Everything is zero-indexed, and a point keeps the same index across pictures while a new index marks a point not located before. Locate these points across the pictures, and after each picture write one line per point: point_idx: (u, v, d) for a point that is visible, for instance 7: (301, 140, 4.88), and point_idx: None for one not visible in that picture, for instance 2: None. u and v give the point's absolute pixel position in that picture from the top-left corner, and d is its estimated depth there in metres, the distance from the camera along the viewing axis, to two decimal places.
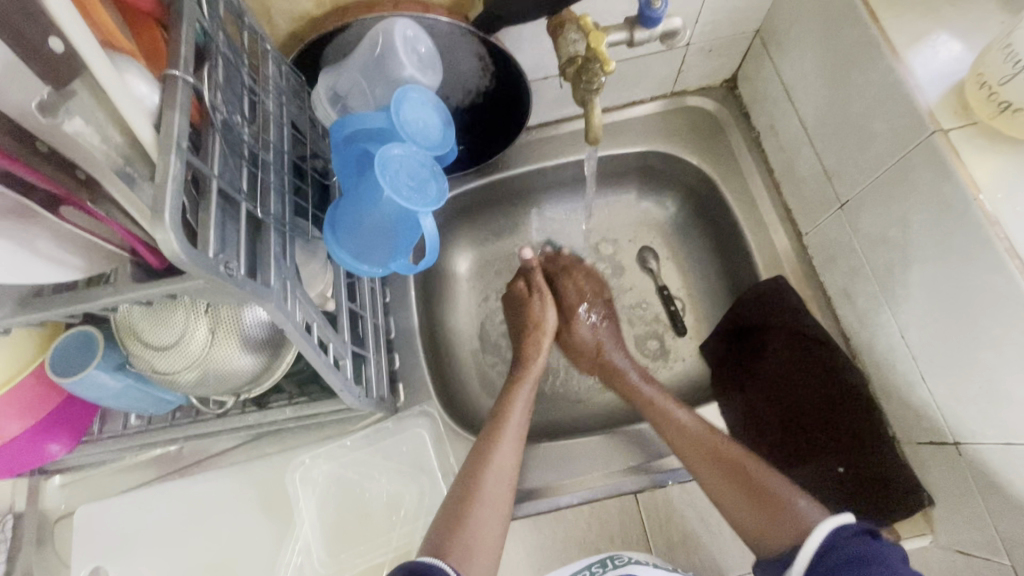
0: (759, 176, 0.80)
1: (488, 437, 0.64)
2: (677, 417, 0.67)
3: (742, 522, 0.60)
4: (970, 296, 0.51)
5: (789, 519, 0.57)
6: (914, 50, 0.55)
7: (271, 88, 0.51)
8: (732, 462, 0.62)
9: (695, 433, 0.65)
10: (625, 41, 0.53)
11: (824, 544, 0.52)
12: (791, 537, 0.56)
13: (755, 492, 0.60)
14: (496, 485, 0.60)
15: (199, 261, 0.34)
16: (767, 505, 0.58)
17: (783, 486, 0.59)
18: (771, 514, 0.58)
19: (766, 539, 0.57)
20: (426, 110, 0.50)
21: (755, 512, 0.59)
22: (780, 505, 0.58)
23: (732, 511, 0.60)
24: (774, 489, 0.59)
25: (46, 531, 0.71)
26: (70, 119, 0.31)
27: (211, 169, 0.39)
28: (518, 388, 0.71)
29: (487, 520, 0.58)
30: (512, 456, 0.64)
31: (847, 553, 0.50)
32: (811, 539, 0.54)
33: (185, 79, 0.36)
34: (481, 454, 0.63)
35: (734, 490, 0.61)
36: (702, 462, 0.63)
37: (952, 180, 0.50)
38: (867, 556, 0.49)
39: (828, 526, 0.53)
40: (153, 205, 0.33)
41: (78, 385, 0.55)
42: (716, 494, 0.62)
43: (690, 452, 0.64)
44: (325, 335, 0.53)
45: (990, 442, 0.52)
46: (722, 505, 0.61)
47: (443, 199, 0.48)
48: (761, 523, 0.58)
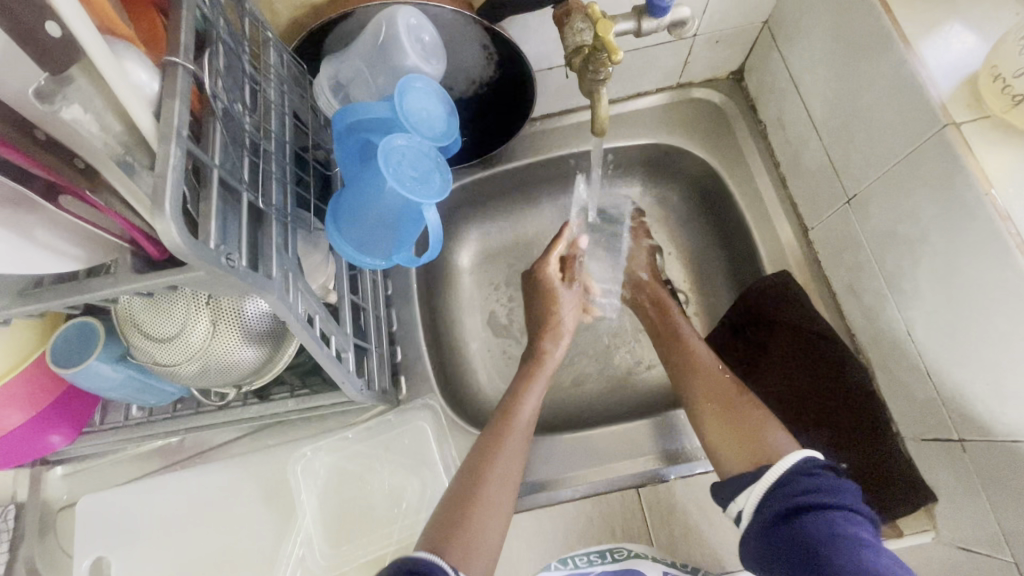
0: (765, 169, 0.80)
1: (497, 433, 0.64)
2: (693, 350, 0.70)
3: (717, 441, 0.61)
4: (980, 291, 0.51)
5: (763, 442, 0.58)
6: (927, 41, 0.54)
7: (272, 77, 0.50)
8: (728, 388, 0.64)
9: (704, 359, 0.68)
10: (633, 31, 0.52)
11: (795, 470, 0.54)
12: (759, 459, 0.57)
13: (739, 416, 0.61)
14: (503, 482, 0.60)
15: (200, 252, 0.34)
16: (748, 433, 0.59)
17: (767, 416, 0.60)
18: (747, 435, 0.59)
19: (735, 458, 0.59)
20: (430, 100, 0.49)
21: (734, 439, 0.59)
22: (759, 431, 0.59)
23: (712, 431, 0.62)
24: (760, 417, 0.60)
25: (48, 522, 0.71)
26: (68, 106, 0.30)
27: (212, 159, 0.39)
28: (531, 384, 0.71)
29: (491, 516, 0.57)
30: (520, 454, 0.63)
31: (817, 483, 0.52)
32: (782, 463, 0.55)
33: (185, 67, 0.36)
34: (490, 450, 0.62)
35: (728, 425, 0.61)
36: (708, 400, 0.64)
37: (963, 175, 0.50)
38: (833, 489, 0.51)
39: (804, 454, 0.54)
40: (153, 195, 0.32)
41: (79, 376, 0.54)
42: (702, 414, 0.64)
43: (700, 390, 0.65)
44: (327, 328, 0.53)
45: (996, 439, 0.52)
46: (704, 429, 0.63)
47: (447, 190, 0.48)
48: (734, 441, 0.59)
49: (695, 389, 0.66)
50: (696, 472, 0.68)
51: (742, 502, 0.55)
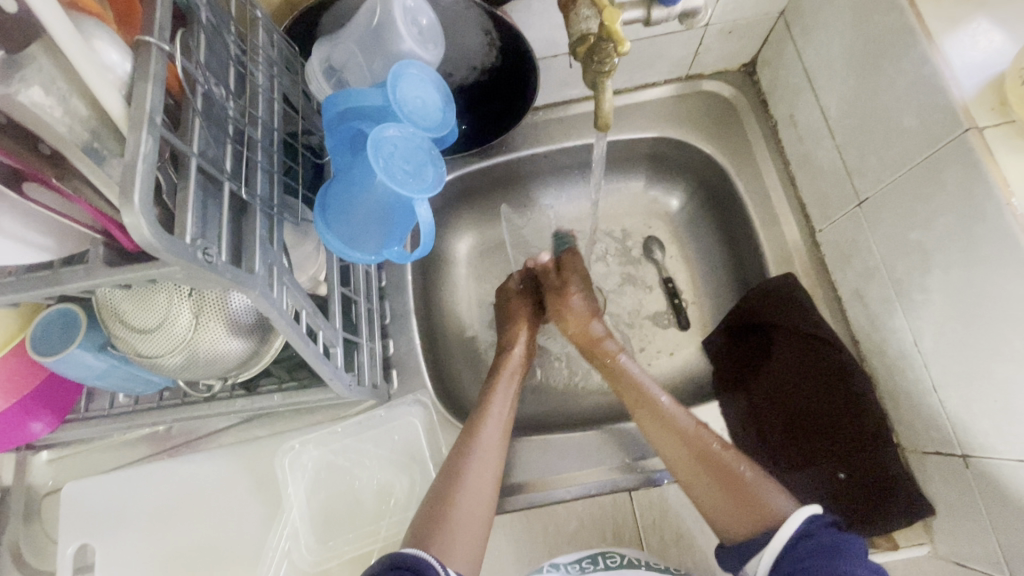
0: (774, 168, 0.77)
1: (471, 429, 0.63)
2: (663, 411, 0.64)
3: (712, 508, 0.57)
4: (993, 304, 0.49)
5: (764, 507, 0.54)
6: (951, 37, 0.51)
7: (261, 60, 0.48)
8: (702, 441, 0.60)
9: (673, 418, 0.63)
10: (642, 19, 0.50)
11: (796, 533, 0.50)
12: (751, 521, 0.54)
13: (723, 472, 0.58)
14: (479, 477, 0.59)
15: (173, 246, 0.32)
16: (731, 480, 0.57)
17: (759, 478, 0.57)
18: (742, 494, 0.55)
19: (727, 520, 0.55)
20: (425, 88, 0.47)
21: (721, 489, 0.57)
22: (757, 495, 0.55)
23: (704, 499, 0.58)
24: (750, 477, 0.56)
25: (34, 507, 0.71)
26: (27, 88, 0.29)
27: (189, 146, 0.36)
28: (497, 382, 0.69)
29: (469, 514, 0.56)
30: (496, 451, 0.62)
31: (820, 544, 0.49)
32: (784, 526, 0.51)
33: (160, 47, 0.33)
34: (461, 450, 0.61)
35: (710, 472, 0.58)
36: (674, 440, 0.61)
37: (983, 182, 0.48)
38: (838, 549, 0.48)
39: (804, 513, 0.51)
40: (122, 185, 0.30)
41: (61, 364, 0.53)
42: (693, 484, 0.59)
43: (664, 428, 0.62)
44: (315, 323, 0.51)
45: (1002, 457, 0.50)
46: (697, 495, 0.59)
47: (440, 184, 0.46)
48: (730, 507, 0.55)
49: (657, 430, 0.63)
50: None
51: (753, 572, 0.52)
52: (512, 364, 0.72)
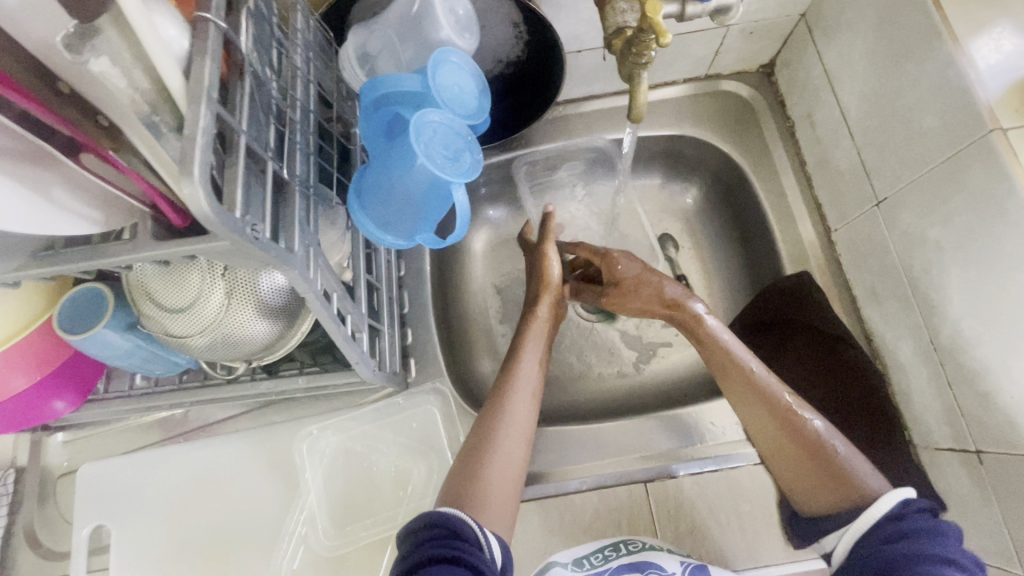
0: (791, 168, 0.78)
1: (498, 395, 0.62)
2: (755, 378, 0.59)
3: (791, 478, 0.56)
4: (1012, 301, 0.50)
5: (850, 483, 0.52)
6: (977, 40, 0.52)
7: (299, 43, 0.48)
8: (793, 416, 0.57)
9: (763, 379, 0.59)
10: (676, 14, 0.51)
11: (888, 513, 0.49)
12: (842, 504, 0.52)
13: (815, 453, 0.54)
14: (509, 443, 0.58)
15: (227, 220, 0.32)
16: (826, 464, 0.54)
17: (851, 455, 0.54)
18: (835, 480, 0.53)
19: (814, 499, 0.54)
20: (462, 75, 0.48)
21: (810, 470, 0.54)
22: (846, 471, 0.53)
23: (785, 471, 0.56)
24: (841, 454, 0.54)
25: (49, 487, 0.71)
26: (96, 58, 0.29)
27: (238, 123, 0.37)
28: (523, 345, 0.67)
29: (500, 479, 0.56)
30: (525, 419, 0.61)
31: (915, 527, 0.48)
32: (871, 505, 0.51)
33: (217, 24, 0.34)
34: (490, 415, 0.60)
35: (801, 454, 0.55)
36: (764, 414, 0.57)
37: (1006, 182, 0.49)
38: (935, 535, 0.47)
39: (895, 497, 0.50)
40: (181, 157, 0.31)
41: (87, 343, 0.53)
42: (778, 454, 0.57)
43: (752, 402, 0.58)
44: (344, 307, 0.52)
45: (1017, 452, 0.51)
46: (776, 463, 0.57)
47: (477, 170, 0.46)
48: (817, 484, 0.54)
49: (745, 402, 0.59)
50: (707, 470, 0.67)
51: (832, 543, 0.52)
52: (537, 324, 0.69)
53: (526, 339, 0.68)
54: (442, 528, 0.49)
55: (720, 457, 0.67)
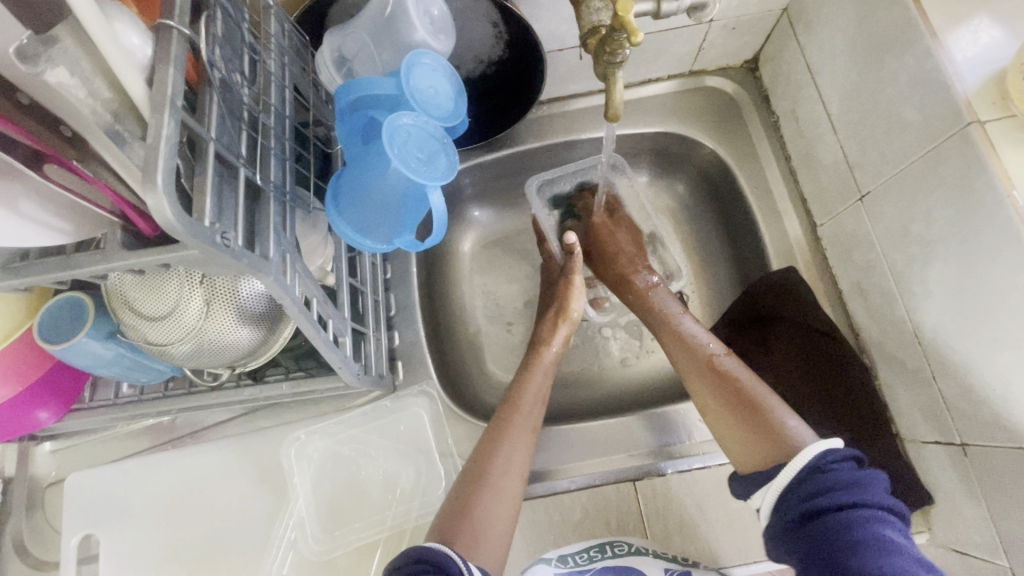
0: (776, 163, 0.78)
1: (497, 426, 0.62)
2: (689, 341, 0.66)
3: (727, 438, 0.58)
4: (993, 294, 0.50)
5: (772, 430, 0.54)
6: (954, 33, 0.52)
7: (273, 47, 0.48)
8: (724, 374, 0.61)
9: (698, 344, 0.65)
10: (652, 12, 0.50)
11: (809, 467, 0.49)
12: (764, 450, 0.54)
13: (742, 403, 0.58)
14: (506, 478, 0.58)
15: (193, 229, 0.32)
16: (751, 412, 0.57)
17: (780, 407, 0.57)
18: (758, 427, 0.55)
19: (744, 452, 0.56)
20: (437, 78, 0.48)
21: (737, 420, 0.57)
22: (770, 420, 0.55)
23: (720, 429, 0.59)
24: (769, 406, 0.56)
25: (37, 498, 0.70)
26: (53, 68, 0.29)
27: (207, 131, 0.37)
28: (528, 377, 0.67)
29: (495, 509, 0.56)
30: (521, 454, 0.60)
31: (833, 481, 0.48)
32: (795, 460, 0.50)
33: (180, 31, 0.34)
34: (485, 449, 0.60)
35: (730, 407, 0.59)
36: (698, 375, 0.63)
37: (984, 174, 0.49)
38: (852, 487, 0.47)
39: (815, 449, 0.50)
40: (145, 167, 0.30)
41: (69, 352, 0.53)
42: (714, 416, 0.60)
43: (688, 364, 0.64)
44: (324, 312, 0.51)
45: (999, 444, 0.51)
46: (715, 425, 0.60)
47: (453, 173, 0.46)
48: (747, 437, 0.56)
49: (684, 366, 0.65)
50: (694, 467, 0.67)
51: (760, 500, 0.53)
52: (546, 360, 0.69)
53: (534, 369, 0.68)
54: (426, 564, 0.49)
55: (707, 454, 0.67)
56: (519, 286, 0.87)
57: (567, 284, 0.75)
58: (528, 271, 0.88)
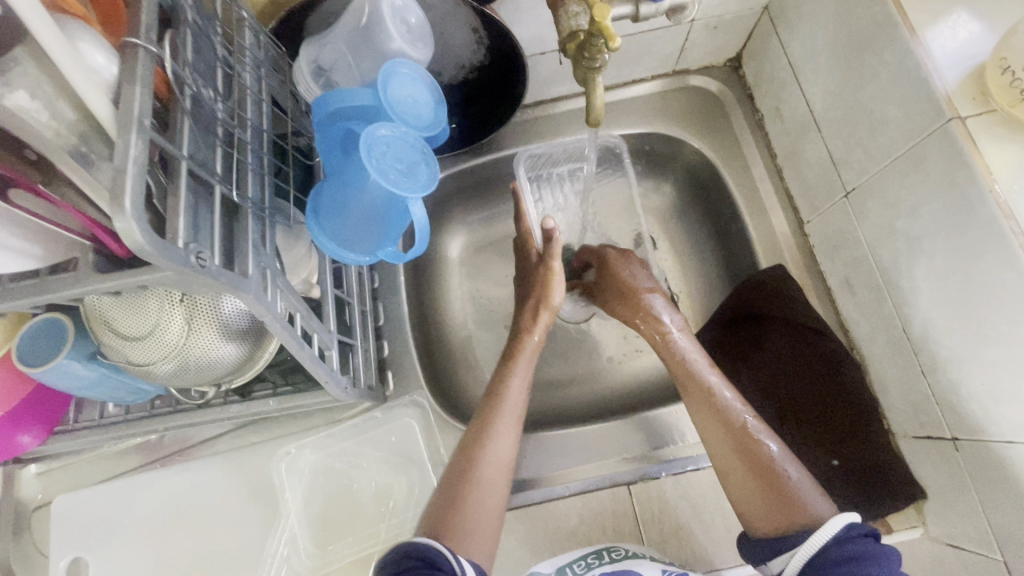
0: (761, 161, 0.78)
1: (485, 418, 0.61)
2: (717, 399, 0.60)
3: (742, 502, 0.56)
4: (978, 290, 0.50)
5: (797, 510, 0.52)
6: (932, 29, 0.52)
7: (248, 60, 0.47)
8: (749, 439, 0.57)
9: (724, 401, 0.60)
10: (630, 15, 0.50)
11: (832, 539, 0.49)
12: (789, 528, 0.52)
13: (767, 476, 0.55)
14: (490, 475, 0.57)
15: (165, 250, 0.31)
16: (775, 484, 0.54)
17: (805, 483, 0.54)
18: (782, 504, 0.53)
19: (760, 521, 0.54)
20: (416, 87, 0.47)
21: (759, 490, 0.55)
22: (794, 497, 0.53)
23: (736, 491, 0.56)
24: (792, 477, 0.54)
25: (24, 521, 0.69)
26: (11, 93, 0.29)
27: (180, 150, 0.36)
28: (513, 368, 0.65)
29: (480, 509, 0.55)
30: (507, 447, 0.60)
31: (858, 552, 0.47)
32: (819, 530, 0.50)
33: (146, 48, 0.33)
34: (472, 442, 0.59)
35: (753, 475, 0.55)
36: (722, 435, 0.58)
37: (967, 170, 0.49)
38: (874, 558, 0.46)
39: (841, 522, 0.50)
40: (112, 189, 0.29)
41: (50, 374, 0.52)
42: (732, 479, 0.57)
43: (712, 422, 0.59)
44: (309, 327, 0.51)
45: (989, 439, 0.51)
46: (729, 486, 0.57)
47: (434, 182, 0.46)
48: (767, 510, 0.54)
49: (704, 421, 0.60)
50: (688, 469, 0.67)
51: (780, 566, 0.51)
52: (529, 350, 0.67)
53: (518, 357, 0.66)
54: (417, 560, 0.48)
55: (701, 456, 0.67)
56: (509, 291, 0.86)
57: (546, 273, 0.70)
58: (518, 275, 0.87)
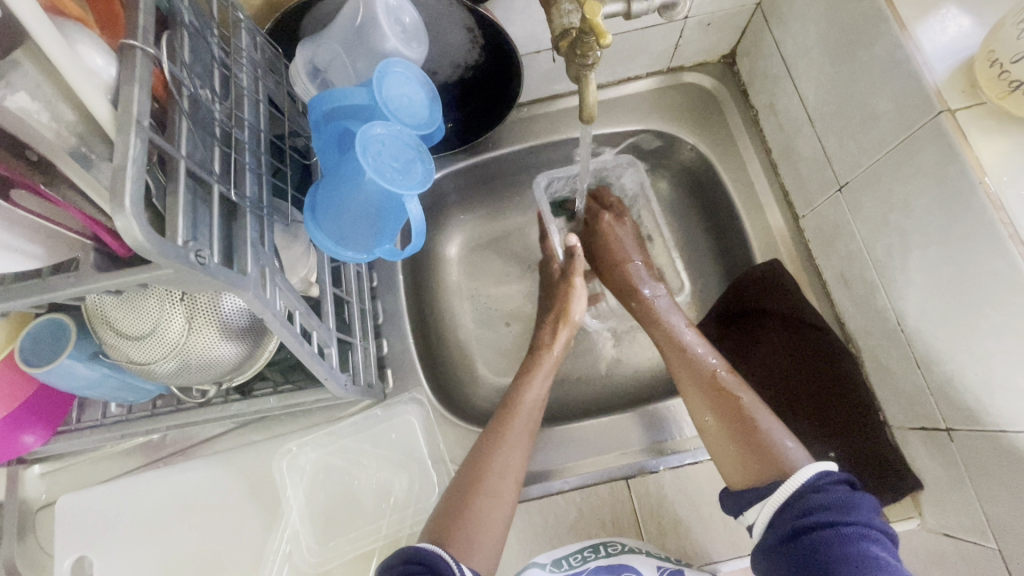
0: (756, 157, 0.78)
1: (499, 425, 0.62)
2: (689, 353, 0.64)
3: (720, 454, 0.58)
4: (970, 281, 0.50)
5: (767, 454, 0.54)
6: (922, 23, 0.52)
7: (245, 62, 0.48)
8: (721, 391, 0.60)
9: (699, 360, 0.64)
10: (623, 13, 0.51)
11: (805, 486, 0.49)
12: (761, 475, 0.54)
13: (739, 424, 0.57)
14: (501, 482, 0.58)
15: (164, 248, 0.31)
16: (747, 433, 0.56)
17: (779, 433, 0.56)
18: (753, 449, 0.55)
19: (736, 471, 0.56)
20: (410, 85, 0.48)
21: (732, 439, 0.57)
22: (763, 443, 0.55)
23: (714, 445, 0.59)
24: (762, 424, 0.56)
25: (28, 522, 0.69)
26: (13, 94, 0.29)
27: (178, 150, 0.37)
28: (530, 379, 0.67)
29: (489, 514, 0.56)
30: (519, 455, 0.61)
31: (831, 501, 0.48)
32: (792, 479, 0.50)
33: (144, 50, 0.33)
34: (486, 447, 0.60)
35: (726, 425, 0.58)
36: (697, 391, 0.62)
37: (957, 163, 0.49)
38: (847, 508, 0.47)
39: (813, 469, 0.50)
40: (112, 188, 0.30)
41: (52, 374, 0.53)
42: (711, 437, 0.59)
43: (687, 379, 0.63)
44: (308, 324, 0.51)
45: (983, 428, 0.51)
46: (709, 441, 0.60)
47: (429, 180, 0.46)
48: (742, 460, 0.56)
49: (682, 379, 0.63)
50: (686, 463, 0.67)
51: (753, 516, 0.52)
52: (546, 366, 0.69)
53: (536, 370, 0.68)
54: (418, 565, 0.49)
55: (698, 450, 0.68)
56: (507, 288, 0.87)
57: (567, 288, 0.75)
58: (515, 273, 0.88)
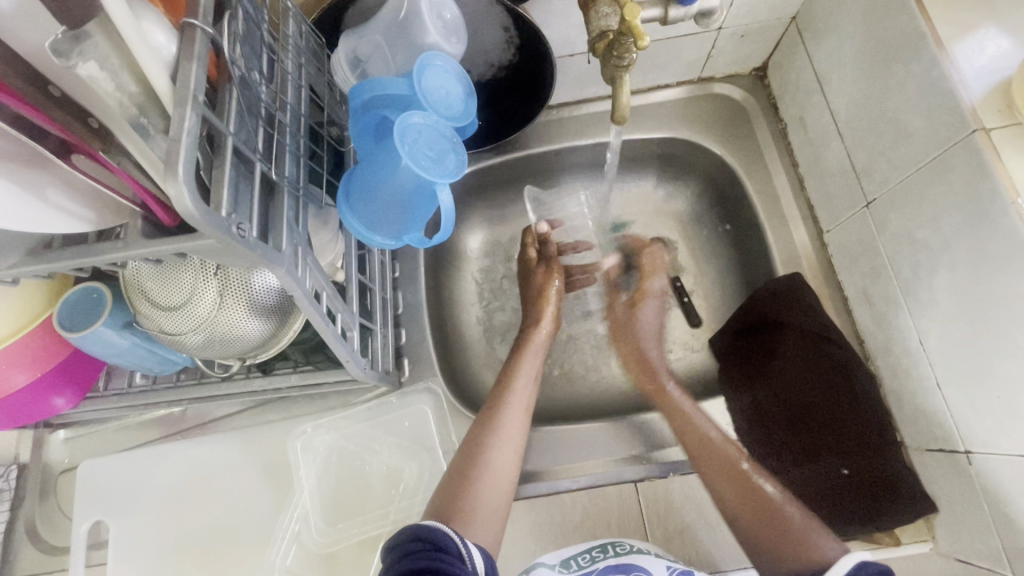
0: (783, 169, 0.78)
1: (492, 411, 0.65)
2: (708, 441, 0.65)
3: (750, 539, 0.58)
4: (997, 302, 0.50)
5: (805, 541, 0.55)
6: (961, 42, 0.52)
7: (290, 48, 0.50)
8: (742, 478, 0.61)
9: (717, 446, 0.64)
10: (659, 18, 0.52)
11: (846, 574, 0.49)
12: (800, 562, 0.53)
13: (769, 513, 0.58)
14: (499, 463, 0.61)
15: (211, 218, 0.33)
16: (777, 518, 0.57)
17: (807, 522, 0.57)
18: (788, 537, 0.56)
19: (774, 553, 0.56)
20: (448, 79, 0.49)
21: (764, 526, 0.57)
22: (798, 534, 0.55)
23: (745, 527, 0.59)
24: (789, 514, 0.57)
25: (50, 484, 0.72)
26: (84, 62, 0.30)
27: (227, 126, 0.38)
28: (524, 358, 0.72)
29: (488, 491, 0.59)
30: (516, 428, 0.64)
31: None
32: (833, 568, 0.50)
33: (203, 30, 0.35)
34: (487, 422, 0.64)
35: (755, 512, 0.59)
36: (718, 479, 0.62)
37: (990, 182, 0.49)
38: None
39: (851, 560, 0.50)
40: (166, 157, 0.32)
41: (87, 340, 0.55)
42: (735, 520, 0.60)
43: (707, 467, 0.63)
44: (333, 306, 0.52)
45: (1004, 453, 0.51)
46: (737, 525, 0.60)
47: (460, 171, 0.48)
48: (767, 543, 0.56)
49: (701, 467, 0.64)
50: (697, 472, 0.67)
51: None
52: (538, 339, 0.74)
53: (527, 348, 0.73)
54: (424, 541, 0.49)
55: None
56: None
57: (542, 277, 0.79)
58: None
